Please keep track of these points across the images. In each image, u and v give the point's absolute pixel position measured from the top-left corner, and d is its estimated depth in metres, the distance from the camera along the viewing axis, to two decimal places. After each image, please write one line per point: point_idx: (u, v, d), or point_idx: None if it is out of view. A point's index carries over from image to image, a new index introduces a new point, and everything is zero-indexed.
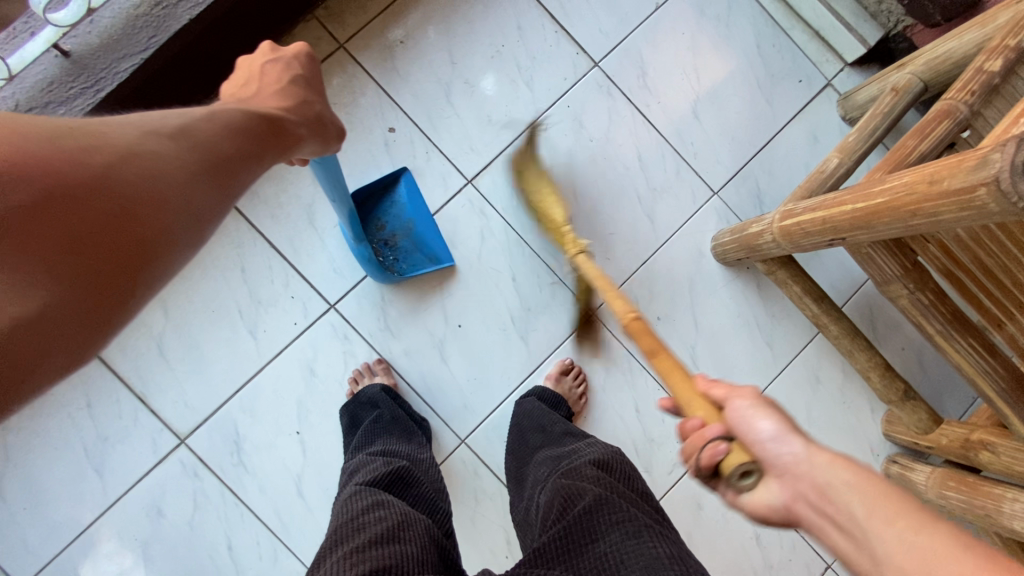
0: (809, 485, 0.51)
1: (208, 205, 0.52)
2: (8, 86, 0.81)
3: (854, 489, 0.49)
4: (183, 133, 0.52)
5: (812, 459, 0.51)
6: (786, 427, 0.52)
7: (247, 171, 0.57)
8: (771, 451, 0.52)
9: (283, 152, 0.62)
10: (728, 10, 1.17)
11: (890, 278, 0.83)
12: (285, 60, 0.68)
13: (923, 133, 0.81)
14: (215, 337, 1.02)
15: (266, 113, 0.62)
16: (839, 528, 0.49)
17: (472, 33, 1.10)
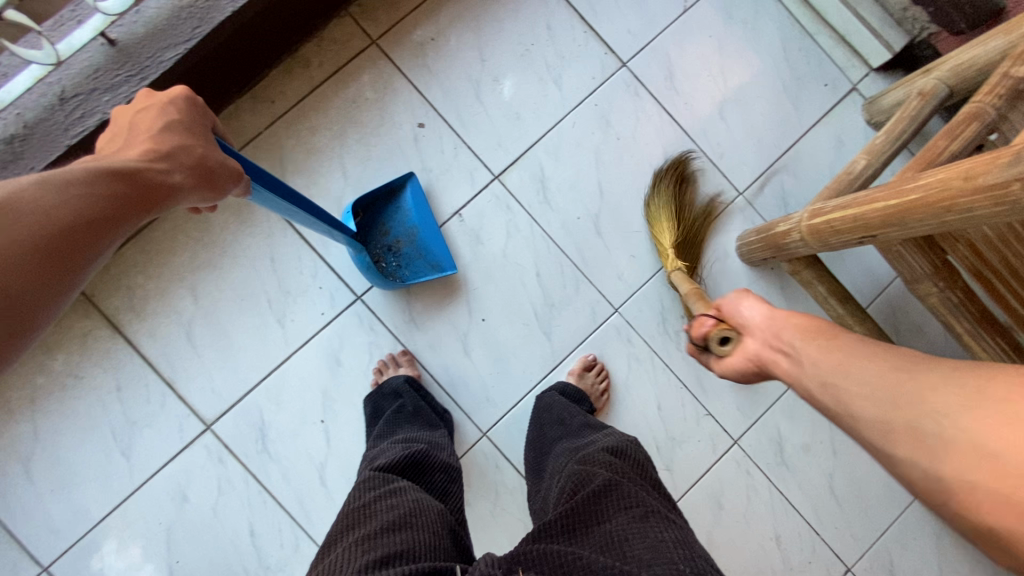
0: (771, 334, 0.59)
1: (46, 285, 0.48)
2: (55, 71, 0.84)
3: (798, 328, 0.57)
4: (7, 206, 0.47)
5: (775, 315, 0.59)
6: (765, 303, 0.62)
7: (95, 238, 0.52)
8: (744, 320, 0.62)
9: (148, 208, 0.57)
10: (755, 13, 1.18)
11: (920, 276, 0.83)
12: (159, 105, 0.63)
13: (952, 134, 0.81)
14: (243, 324, 1.03)
15: (122, 167, 0.56)
16: (787, 356, 0.56)
17: (502, 31, 1.11)
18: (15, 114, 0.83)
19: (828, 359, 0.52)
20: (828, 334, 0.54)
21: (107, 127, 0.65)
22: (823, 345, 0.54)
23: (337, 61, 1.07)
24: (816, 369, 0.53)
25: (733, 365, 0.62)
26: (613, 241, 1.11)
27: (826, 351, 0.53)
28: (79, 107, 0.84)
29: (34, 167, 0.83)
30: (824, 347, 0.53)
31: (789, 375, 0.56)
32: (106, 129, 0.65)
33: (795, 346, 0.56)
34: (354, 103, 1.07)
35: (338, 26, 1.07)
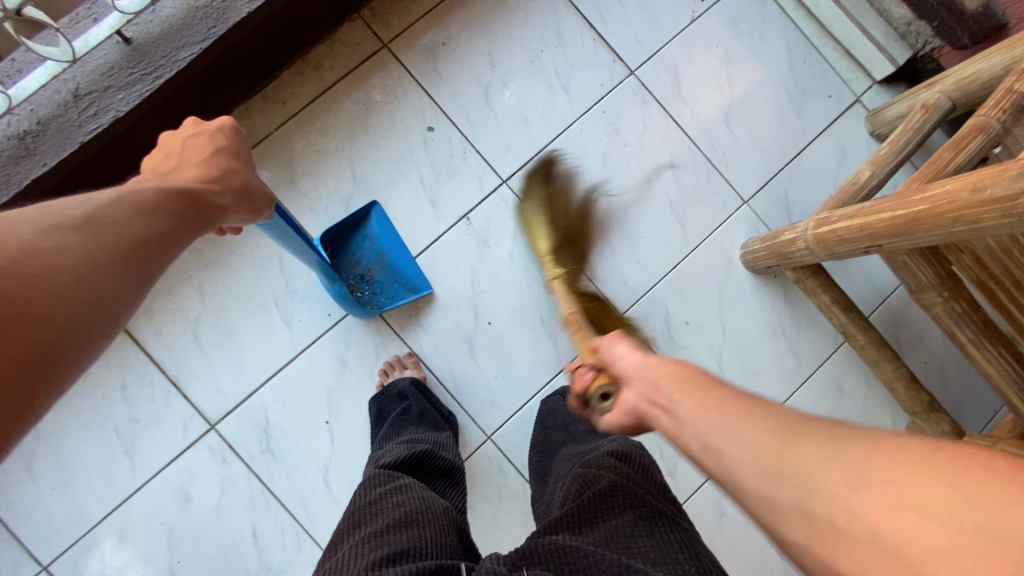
0: (646, 384, 0.54)
1: (121, 296, 0.49)
2: (70, 68, 0.85)
3: (674, 377, 0.52)
4: (89, 221, 0.49)
5: (648, 363, 0.55)
6: (638, 349, 0.58)
7: (167, 252, 0.54)
8: (621, 370, 0.57)
9: (206, 226, 0.60)
10: (761, 25, 1.20)
11: (925, 286, 0.84)
12: (209, 132, 0.67)
13: (958, 146, 0.82)
14: (249, 324, 1.03)
15: (183, 187, 0.59)
16: (664, 411, 0.51)
17: (512, 38, 1.12)
18: (28, 110, 0.84)
19: (704, 416, 0.47)
20: (701, 385, 0.50)
21: (155, 151, 0.68)
22: (701, 399, 0.49)
23: (348, 64, 1.08)
24: (695, 429, 0.47)
25: (616, 421, 0.57)
26: (619, 247, 1.12)
27: (705, 409, 0.47)
28: (93, 104, 0.85)
29: (46, 164, 0.84)
30: (701, 401, 0.48)
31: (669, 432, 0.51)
32: (154, 153, 0.68)
33: (672, 399, 0.51)
34: (364, 106, 1.08)
35: (350, 30, 1.08)
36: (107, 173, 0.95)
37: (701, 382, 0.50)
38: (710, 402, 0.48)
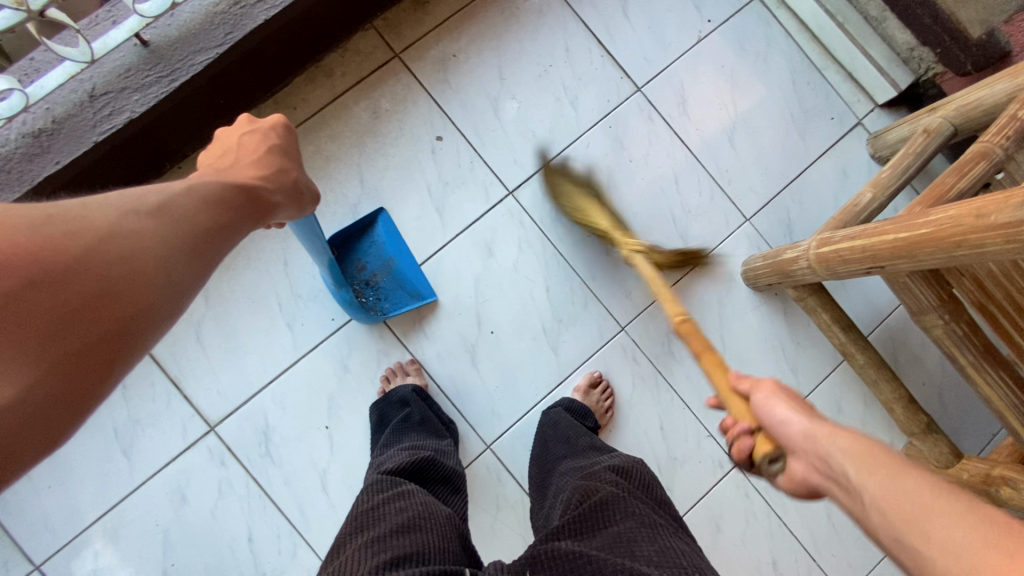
0: (813, 454, 0.55)
1: (188, 278, 0.56)
2: (87, 69, 0.86)
3: (849, 454, 0.52)
4: (163, 209, 0.56)
5: (813, 433, 0.55)
6: (799, 411, 0.58)
7: (224, 241, 0.61)
8: (784, 435, 0.58)
9: (257, 220, 0.66)
10: (766, 46, 1.22)
11: (926, 308, 0.85)
12: (262, 130, 0.71)
13: (961, 172, 0.84)
14: (253, 327, 1.03)
15: (242, 183, 0.65)
16: (841, 488, 0.52)
17: (522, 51, 1.14)
18: (44, 109, 0.85)
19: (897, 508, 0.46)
20: (889, 469, 0.49)
21: (210, 147, 0.73)
22: (887, 482, 0.48)
23: (359, 72, 1.09)
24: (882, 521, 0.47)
25: (791, 487, 0.58)
26: (622, 260, 1.13)
27: (893, 494, 0.47)
28: (108, 105, 0.87)
29: (60, 161, 0.85)
30: (885, 483, 0.48)
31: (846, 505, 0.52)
32: (210, 148, 0.72)
33: (849, 477, 0.51)
34: (374, 114, 1.09)
35: (363, 38, 1.10)
36: (120, 172, 0.96)
37: (888, 463, 0.49)
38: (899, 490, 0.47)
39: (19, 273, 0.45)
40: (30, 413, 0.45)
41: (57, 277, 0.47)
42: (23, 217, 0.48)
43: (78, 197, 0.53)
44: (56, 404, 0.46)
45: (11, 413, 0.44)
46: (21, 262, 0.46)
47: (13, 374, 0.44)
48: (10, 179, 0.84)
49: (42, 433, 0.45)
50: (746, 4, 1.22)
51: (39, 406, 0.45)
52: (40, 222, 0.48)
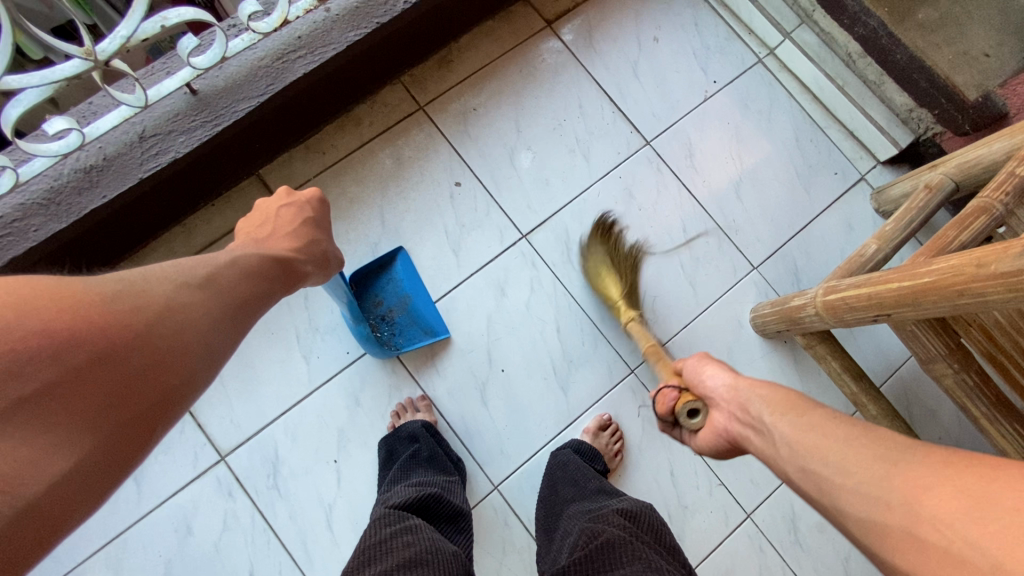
0: (735, 403, 0.63)
1: (226, 347, 0.60)
2: (140, 113, 0.93)
3: (765, 399, 0.60)
4: (210, 281, 0.61)
5: (737, 386, 0.64)
6: (722, 368, 0.67)
7: (258, 310, 0.66)
8: (708, 390, 0.67)
9: (287, 289, 0.72)
10: (769, 106, 1.29)
11: (935, 357, 0.86)
12: (299, 204, 0.79)
13: (962, 225, 0.86)
14: (271, 358, 1.06)
15: (278, 255, 0.72)
16: (756, 433, 0.60)
17: (538, 106, 1.22)
18: (98, 147, 0.92)
19: (802, 440, 0.54)
20: (796, 409, 0.57)
21: (248, 215, 0.79)
22: (798, 423, 0.56)
23: (386, 122, 1.17)
24: (794, 457, 0.55)
25: (709, 438, 0.67)
26: None
27: (801, 431, 0.55)
28: (155, 145, 0.94)
29: (105, 196, 0.92)
30: (795, 424, 0.56)
31: (766, 453, 0.58)
32: (249, 215, 0.79)
33: (765, 420, 0.59)
34: (397, 160, 1.16)
35: (390, 92, 1.18)
36: (157, 208, 1.02)
37: (795, 405, 0.58)
38: (804, 426, 0.55)
39: (90, 347, 0.49)
40: (76, 487, 0.46)
41: (117, 352, 0.51)
42: (97, 293, 0.52)
43: (135, 269, 0.57)
44: (98, 475, 0.48)
45: (60, 487, 0.45)
46: (91, 337, 0.50)
47: (67, 448, 0.47)
48: (57, 210, 0.90)
49: (82, 504, 0.47)
50: (749, 67, 1.30)
51: (84, 478, 0.47)
52: (112, 297, 0.53)
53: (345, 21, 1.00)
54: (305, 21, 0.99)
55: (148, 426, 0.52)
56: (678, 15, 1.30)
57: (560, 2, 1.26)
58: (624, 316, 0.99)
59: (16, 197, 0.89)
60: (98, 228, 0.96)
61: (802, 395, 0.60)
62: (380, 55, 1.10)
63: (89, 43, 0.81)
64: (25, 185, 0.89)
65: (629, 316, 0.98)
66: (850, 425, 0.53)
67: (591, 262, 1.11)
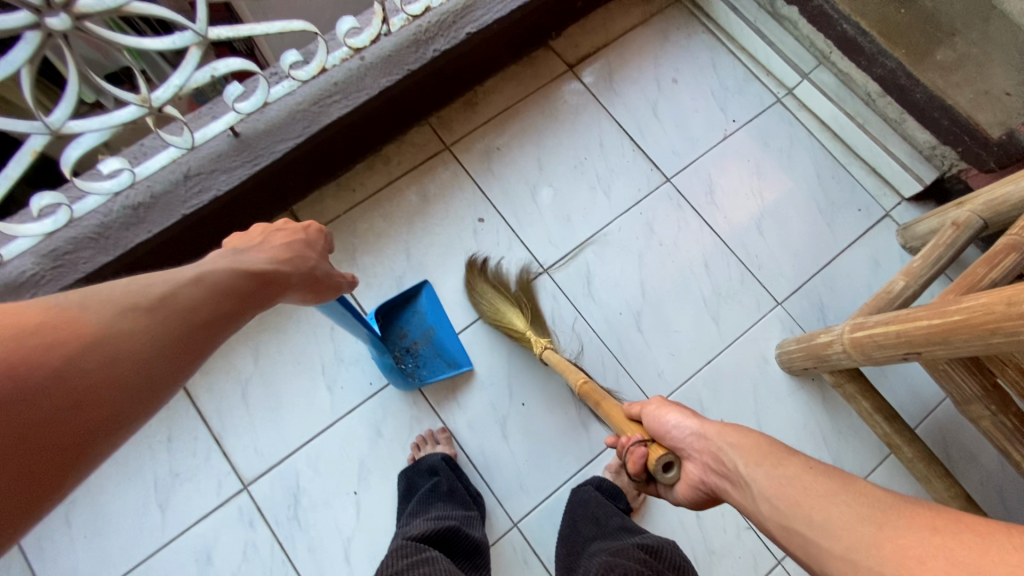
0: (707, 452, 0.65)
1: (170, 376, 0.51)
2: (187, 154, 1.00)
3: (738, 449, 0.63)
4: (162, 299, 0.53)
5: (705, 434, 0.66)
6: (687, 414, 0.69)
7: (223, 332, 0.58)
8: (677, 439, 0.68)
9: (264, 305, 0.65)
10: (789, 144, 1.30)
11: (970, 397, 0.82)
12: (294, 229, 0.75)
13: (992, 262, 0.84)
14: (296, 388, 1.08)
15: (257, 269, 0.65)
16: (733, 484, 0.62)
17: (560, 146, 1.25)
18: (147, 185, 0.98)
19: (782, 495, 0.57)
20: (771, 459, 0.60)
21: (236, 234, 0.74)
22: (770, 473, 0.59)
23: (413, 161, 1.22)
24: (774, 514, 0.57)
25: (685, 490, 0.69)
26: (655, 340, 1.17)
27: (778, 483, 0.58)
28: (199, 184, 0.99)
29: (151, 231, 0.97)
30: (770, 473, 0.59)
31: (743, 503, 0.61)
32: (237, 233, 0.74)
33: (739, 470, 0.61)
34: (422, 197, 1.20)
35: (418, 133, 1.24)
36: (198, 241, 1.08)
37: (771, 455, 0.61)
38: (781, 479, 0.58)
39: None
40: None
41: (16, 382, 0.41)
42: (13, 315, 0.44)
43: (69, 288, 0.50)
44: None
45: None
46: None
47: None
48: (105, 243, 0.96)
49: None
50: (768, 106, 1.33)
51: None
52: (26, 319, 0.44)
53: (378, 67, 1.05)
54: (341, 68, 1.04)
55: (46, 482, 0.42)
56: (696, 57, 1.34)
57: (581, 47, 1.31)
58: (535, 349, 1.02)
59: (70, 232, 0.95)
60: (142, 260, 1.01)
61: (771, 439, 0.63)
62: (409, 100, 1.15)
63: (145, 91, 0.87)
64: (78, 221, 0.96)
65: (542, 345, 1.02)
66: (838, 482, 0.56)
67: (483, 300, 1.11)
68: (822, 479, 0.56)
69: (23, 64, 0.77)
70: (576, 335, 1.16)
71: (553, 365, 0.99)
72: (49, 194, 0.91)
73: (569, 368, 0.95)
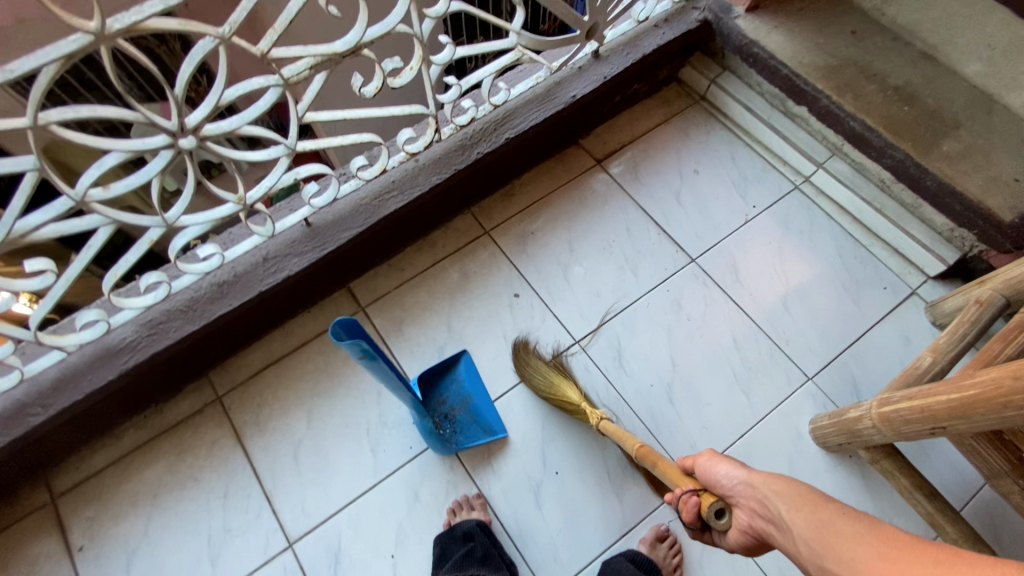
0: (754, 499, 0.71)
1: None
2: (266, 241, 1.15)
3: (780, 497, 0.68)
4: None
5: (753, 483, 0.72)
6: (737, 464, 0.76)
7: None
8: (727, 487, 0.75)
9: None
10: (810, 227, 1.38)
11: (998, 472, 0.85)
12: None
13: (1007, 338, 0.87)
14: (343, 450, 1.17)
15: None
16: (777, 529, 0.68)
17: (589, 230, 1.38)
18: (231, 267, 1.14)
19: (818, 538, 0.62)
20: (809, 505, 0.65)
21: None
22: (809, 519, 0.64)
23: (456, 244, 1.36)
24: (813, 555, 0.62)
25: (737, 537, 0.74)
26: (687, 413, 1.21)
27: (811, 527, 0.63)
28: (275, 265, 1.15)
29: (231, 304, 1.12)
30: (807, 518, 0.64)
31: (785, 544, 0.67)
32: None
33: (782, 515, 0.67)
34: (463, 275, 1.33)
35: (462, 219, 1.39)
36: (267, 314, 1.22)
37: (809, 501, 0.66)
38: (818, 524, 0.63)
39: None
40: None
41: None
42: None
43: None
44: None
45: None
46: None
47: None
48: (193, 315, 1.10)
49: None
50: (787, 193, 1.42)
51: None
52: None
53: (430, 167, 1.22)
54: (399, 168, 1.22)
55: None
56: (715, 150, 1.47)
57: (608, 144, 1.47)
58: (591, 420, 1.09)
59: (165, 304, 1.10)
60: (219, 331, 1.15)
61: (813, 487, 0.68)
62: (456, 193, 1.31)
63: (241, 191, 1.06)
64: (173, 295, 1.10)
65: (597, 416, 1.08)
66: (864, 524, 0.60)
67: (534, 371, 1.18)
68: (855, 521, 0.61)
69: (155, 174, 0.91)
70: (609, 405, 1.21)
71: (610, 435, 1.05)
72: (154, 273, 1.03)
73: (627, 437, 1.01)
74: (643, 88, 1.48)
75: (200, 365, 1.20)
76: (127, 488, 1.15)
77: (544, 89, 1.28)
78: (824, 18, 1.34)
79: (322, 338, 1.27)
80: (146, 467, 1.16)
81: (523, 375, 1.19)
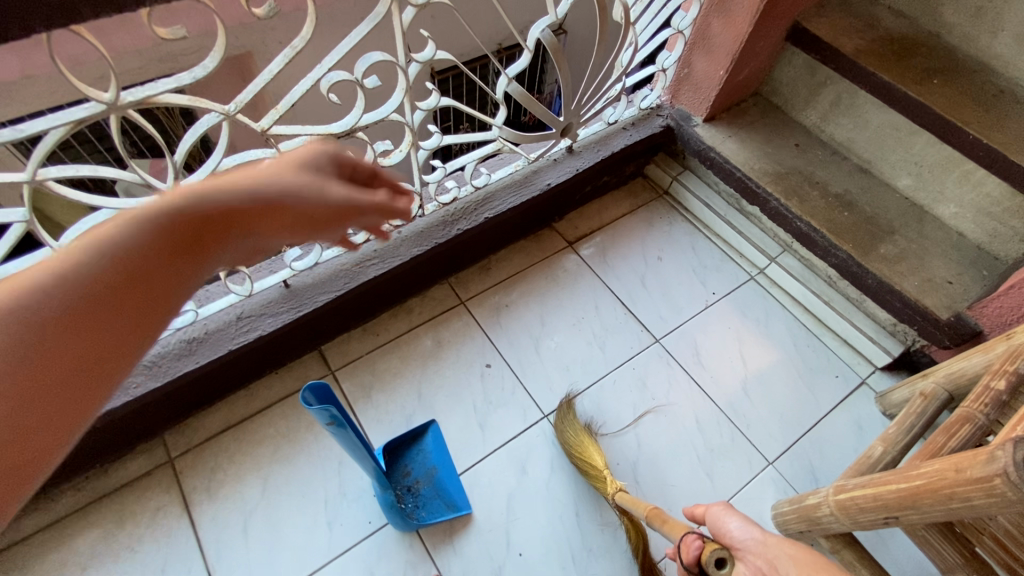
0: (763, 556, 0.76)
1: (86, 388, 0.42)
2: (242, 299, 1.16)
3: (794, 559, 0.73)
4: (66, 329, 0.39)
5: (768, 542, 0.76)
6: (750, 522, 0.81)
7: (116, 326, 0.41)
8: (738, 539, 0.80)
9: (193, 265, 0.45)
10: (766, 315, 1.47)
11: (952, 564, 0.87)
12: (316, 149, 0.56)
13: (949, 431, 0.93)
14: (298, 523, 1.12)
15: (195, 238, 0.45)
16: None
17: (560, 305, 1.43)
18: (202, 324, 1.13)
19: None
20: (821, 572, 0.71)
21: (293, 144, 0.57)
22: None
23: (431, 312, 1.39)
24: None
25: None
26: (652, 494, 1.21)
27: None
28: (248, 324, 1.15)
29: (199, 361, 1.10)
30: None
31: None
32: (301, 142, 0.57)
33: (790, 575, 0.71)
34: (436, 343, 1.35)
35: (438, 288, 1.43)
36: (232, 375, 1.19)
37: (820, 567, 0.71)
38: None
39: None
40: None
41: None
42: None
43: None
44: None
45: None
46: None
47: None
48: (157, 371, 1.08)
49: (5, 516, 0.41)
50: (744, 282, 1.52)
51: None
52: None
53: (411, 239, 1.28)
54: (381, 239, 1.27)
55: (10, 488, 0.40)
56: (678, 240, 1.57)
57: (579, 228, 1.56)
58: (607, 489, 1.10)
59: None
60: (181, 390, 1.12)
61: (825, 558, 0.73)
62: (434, 266, 1.36)
63: None
64: None
65: (614, 486, 1.10)
66: None
67: (569, 426, 1.20)
68: None
69: None
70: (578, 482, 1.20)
71: (625, 506, 1.05)
72: None
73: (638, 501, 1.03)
74: (613, 180, 1.60)
75: (155, 425, 1.15)
76: (53, 558, 1.05)
77: (522, 176, 1.38)
78: (772, 131, 1.51)
79: (286, 401, 1.25)
80: (78, 535, 1.08)
81: (557, 421, 1.22)
